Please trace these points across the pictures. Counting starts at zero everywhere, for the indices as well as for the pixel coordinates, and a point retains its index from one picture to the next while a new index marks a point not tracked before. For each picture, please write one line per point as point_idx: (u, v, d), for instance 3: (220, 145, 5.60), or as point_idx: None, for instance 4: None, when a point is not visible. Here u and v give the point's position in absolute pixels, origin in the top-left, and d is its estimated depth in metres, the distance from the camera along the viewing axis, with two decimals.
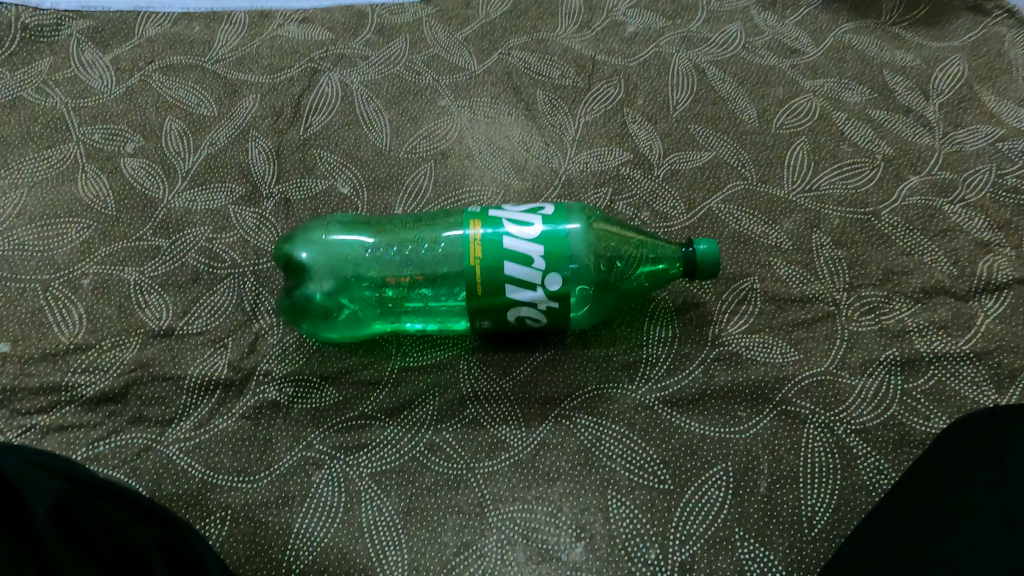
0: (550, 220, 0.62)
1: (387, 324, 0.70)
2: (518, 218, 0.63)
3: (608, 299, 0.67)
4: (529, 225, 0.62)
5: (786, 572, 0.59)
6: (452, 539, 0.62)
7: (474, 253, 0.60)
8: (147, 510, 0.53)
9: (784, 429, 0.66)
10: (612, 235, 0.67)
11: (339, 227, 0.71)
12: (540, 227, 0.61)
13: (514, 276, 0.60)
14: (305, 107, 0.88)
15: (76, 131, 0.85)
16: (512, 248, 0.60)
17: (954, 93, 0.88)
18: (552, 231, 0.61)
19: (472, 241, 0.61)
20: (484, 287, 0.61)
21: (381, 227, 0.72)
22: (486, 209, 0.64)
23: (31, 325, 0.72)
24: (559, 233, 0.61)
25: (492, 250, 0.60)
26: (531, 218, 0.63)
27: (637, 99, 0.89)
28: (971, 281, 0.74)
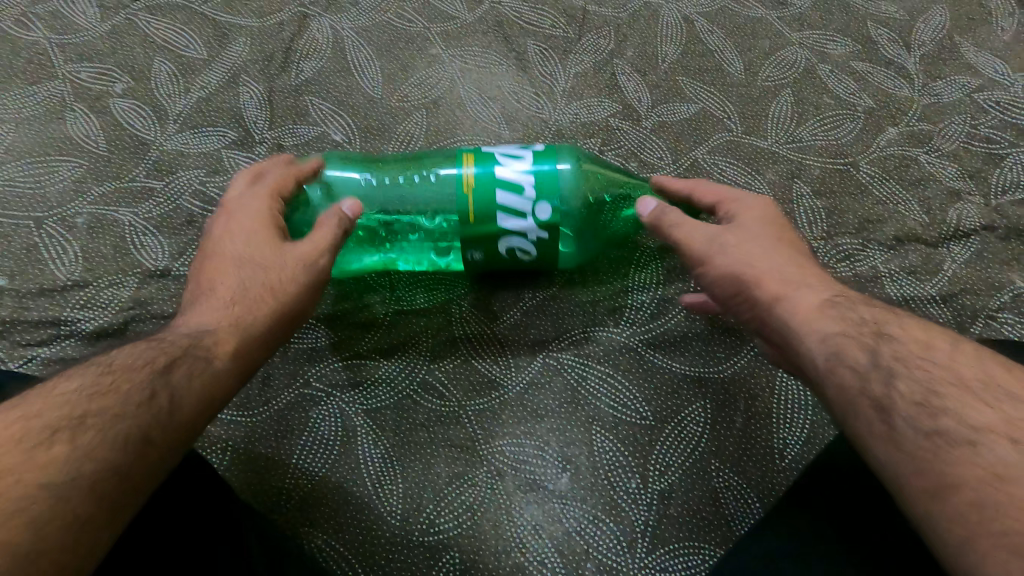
0: (541, 155, 0.64)
1: (380, 259, 0.72)
2: (510, 153, 0.64)
3: (595, 236, 0.69)
4: (522, 158, 0.64)
5: (757, 499, 0.64)
6: (445, 470, 0.65)
7: (466, 183, 0.62)
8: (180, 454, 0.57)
9: (760, 368, 0.70)
10: (601, 175, 0.69)
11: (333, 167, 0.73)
12: (532, 160, 0.63)
13: (506, 204, 0.62)
14: (295, 52, 0.87)
15: (62, 69, 0.85)
16: (504, 177, 0.62)
17: (935, 45, 0.90)
18: (544, 163, 0.63)
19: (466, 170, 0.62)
20: (475, 215, 0.62)
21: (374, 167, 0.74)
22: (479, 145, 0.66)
23: (27, 262, 0.74)
24: (550, 165, 0.63)
25: (484, 179, 0.62)
26: (523, 153, 0.64)
27: (626, 50, 0.90)
28: (941, 229, 0.78)
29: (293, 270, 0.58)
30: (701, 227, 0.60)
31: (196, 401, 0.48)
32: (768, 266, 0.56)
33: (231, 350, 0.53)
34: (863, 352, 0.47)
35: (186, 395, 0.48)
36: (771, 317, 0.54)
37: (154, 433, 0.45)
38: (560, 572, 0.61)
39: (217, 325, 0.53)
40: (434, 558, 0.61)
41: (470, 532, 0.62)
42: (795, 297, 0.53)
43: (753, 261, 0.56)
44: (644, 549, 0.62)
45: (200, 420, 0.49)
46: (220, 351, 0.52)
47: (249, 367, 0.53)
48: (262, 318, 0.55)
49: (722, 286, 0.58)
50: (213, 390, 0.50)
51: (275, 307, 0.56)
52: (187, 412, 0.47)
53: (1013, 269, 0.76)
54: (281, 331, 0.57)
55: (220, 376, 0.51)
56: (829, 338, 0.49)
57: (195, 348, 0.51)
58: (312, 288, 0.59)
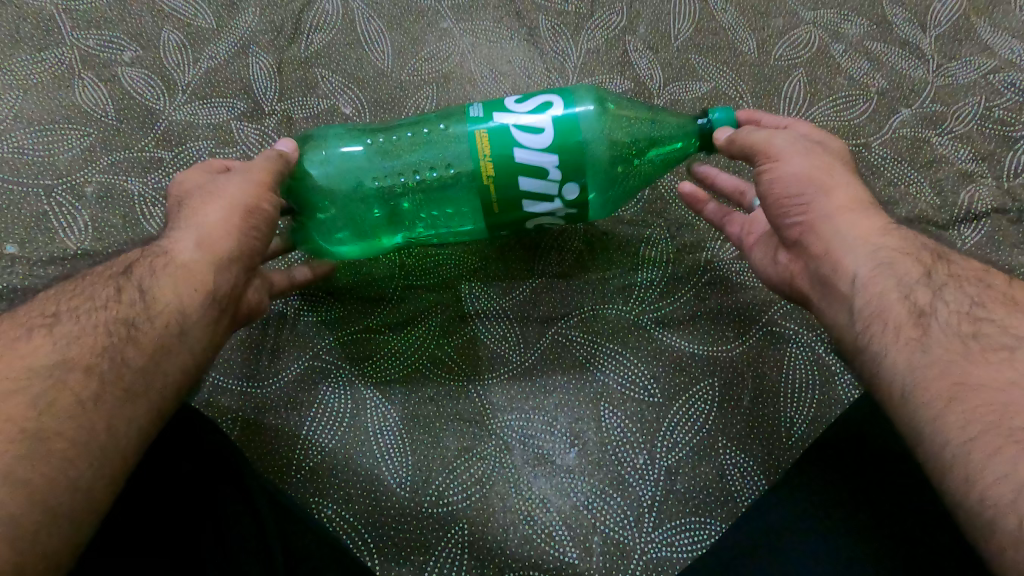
0: (561, 122, 0.59)
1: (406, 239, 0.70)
2: (527, 124, 0.59)
3: (630, 186, 0.65)
4: (539, 129, 0.59)
5: (761, 474, 0.65)
6: (454, 443, 0.66)
7: (486, 173, 0.60)
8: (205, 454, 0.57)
9: (769, 348, 0.70)
10: (629, 112, 0.63)
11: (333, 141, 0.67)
12: (550, 131, 0.59)
13: (529, 189, 0.61)
14: (304, 23, 0.87)
15: (70, 36, 0.84)
16: (526, 161, 0.59)
17: (951, 24, 0.89)
18: (566, 133, 0.59)
19: (485, 159, 0.59)
20: (500, 205, 0.61)
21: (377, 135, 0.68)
22: (490, 113, 0.61)
23: (38, 230, 0.74)
24: (573, 134, 0.59)
25: (504, 168, 0.59)
26: (541, 121, 0.59)
27: (639, 26, 0.89)
28: (952, 211, 0.78)
29: (248, 178, 0.57)
30: (783, 138, 0.59)
31: (174, 294, 0.51)
32: (840, 180, 0.57)
33: (195, 245, 0.53)
34: (918, 266, 0.52)
35: (162, 290, 0.51)
36: (823, 223, 0.55)
37: (139, 333, 0.49)
38: (567, 544, 0.62)
39: (184, 225, 0.55)
40: (442, 529, 0.62)
41: (478, 503, 0.63)
42: (854, 217, 0.55)
43: (825, 172, 0.57)
44: (650, 524, 0.62)
45: (186, 311, 0.51)
46: (188, 247, 0.53)
47: (225, 258, 0.54)
48: (220, 212, 0.55)
49: (787, 184, 0.57)
50: (191, 279, 0.52)
51: (229, 201, 0.56)
52: (166, 306, 0.51)
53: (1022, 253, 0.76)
54: (256, 222, 0.56)
55: (194, 266, 0.53)
56: (881, 252, 0.53)
57: (167, 249, 0.54)
58: (266, 188, 0.57)
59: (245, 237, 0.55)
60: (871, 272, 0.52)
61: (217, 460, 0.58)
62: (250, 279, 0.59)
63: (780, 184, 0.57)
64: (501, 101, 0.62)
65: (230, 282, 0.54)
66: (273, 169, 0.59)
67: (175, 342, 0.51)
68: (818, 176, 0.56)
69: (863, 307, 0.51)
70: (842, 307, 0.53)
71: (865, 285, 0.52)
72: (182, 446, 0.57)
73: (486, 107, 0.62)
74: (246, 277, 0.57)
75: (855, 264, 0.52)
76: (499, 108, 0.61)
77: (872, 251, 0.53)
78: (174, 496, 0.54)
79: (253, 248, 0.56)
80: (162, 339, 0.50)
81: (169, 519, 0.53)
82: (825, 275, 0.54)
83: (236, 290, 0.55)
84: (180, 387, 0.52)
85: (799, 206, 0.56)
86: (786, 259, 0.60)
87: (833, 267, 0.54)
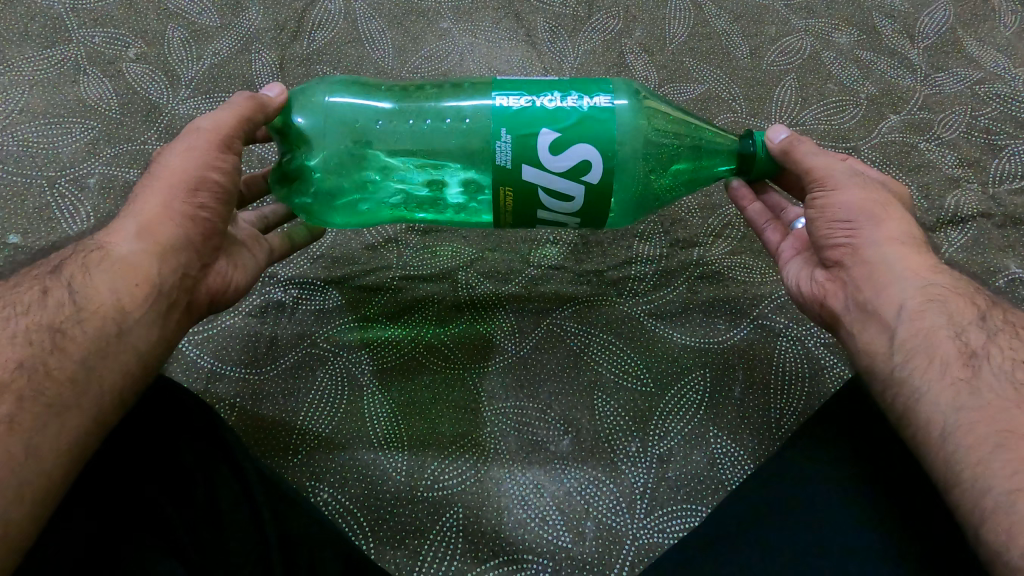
0: (592, 190, 0.56)
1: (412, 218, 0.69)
2: (556, 185, 0.56)
3: (655, 206, 0.62)
4: (565, 194, 0.56)
5: (752, 462, 0.65)
6: (449, 429, 0.67)
7: (503, 222, 0.60)
8: (201, 427, 0.57)
9: (760, 340, 0.71)
10: (664, 127, 0.60)
11: (337, 143, 0.60)
12: (580, 201, 0.57)
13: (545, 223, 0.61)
14: (307, 24, 0.88)
15: (76, 34, 0.85)
16: (545, 214, 0.59)
17: (938, 37, 0.91)
18: (591, 198, 0.57)
19: (500, 211, 0.58)
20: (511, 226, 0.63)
21: (390, 141, 0.60)
22: (519, 163, 0.55)
23: (39, 220, 0.75)
24: (601, 198, 0.57)
25: (521, 218, 0.59)
26: (571, 185, 0.56)
27: (635, 30, 0.91)
28: (939, 214, 0.80)
29: (196, 146, 0.54)
30: (841, 166, 0.58)
31: (109, 289, 0.50)
32: (896, 215, 0.56)
33: (135, 233, 0.52)
34: (973, 309, 0.52)
35: (97, 289, 0.50)
36: (869, 251, 0.54)
37: (67, 340, 0.48)
38: (561, 528, 0.62)
39: (131, 211, 0.53)
40: (438, 512, 0.63)
41: (472, 487, 0.64)
42: (907, 251, 0.54)
43: (881, 205, 0.56)
44: (643, 510, 0.63)
45: (124, 309, 0.50)
46: (130, 238, 0.52)
47: (168, 246, 0.52)
48: (164, 195, 0.53)
49: (839, 213, 0.56)
50: (131, 272, 0.51)
51: (172, 180, 0.53)
52: (100, 304, 0.50)
53: (1008, 255, 0.78)
54: (202, 200, 0.54)
55: (135, 259, 0.51)
56: (929, 290, 0.52)
57: (107, 242, 0.52)
58: (217, 146, 0.55)
59: (196, 220, 0.54)
60: (919, 306, 0.52)
61: (208, 429, 0.57)
62: (212, 265, 0.57)
63: (832, 207, 0.56)
64: (534, 139, 0.54)
65: (178, 270, 0.53)
66: (226, 120, 0.56)
67: (114, 342, 0.50)
68: (875, 207, 0.56)
69: (906, 338, 0.51)
70: (880, 332, 0.53)
71: (911, 318, 0.51)
72: (168, 420, 0.57)
73: (514, 146, 0.54)
74: (202, 261, 0.55)
75: (902, 295, 0.52)
76: (530, 157, 0.55)
77: (923, 285, 0.52)
78: (164, 466, 0.55)
79: (206, 231, 0.54)
80: (95, 342, 0.49)
81: (160, 490, 0.54)
82: (864, 302, 0.54)
83: (188, 280, 0.54)
84: (126, 390, 0.50)
85: (847, 230, 0.56)
86: (822, 277, 0.58)
87: (877, 292, 0.53)
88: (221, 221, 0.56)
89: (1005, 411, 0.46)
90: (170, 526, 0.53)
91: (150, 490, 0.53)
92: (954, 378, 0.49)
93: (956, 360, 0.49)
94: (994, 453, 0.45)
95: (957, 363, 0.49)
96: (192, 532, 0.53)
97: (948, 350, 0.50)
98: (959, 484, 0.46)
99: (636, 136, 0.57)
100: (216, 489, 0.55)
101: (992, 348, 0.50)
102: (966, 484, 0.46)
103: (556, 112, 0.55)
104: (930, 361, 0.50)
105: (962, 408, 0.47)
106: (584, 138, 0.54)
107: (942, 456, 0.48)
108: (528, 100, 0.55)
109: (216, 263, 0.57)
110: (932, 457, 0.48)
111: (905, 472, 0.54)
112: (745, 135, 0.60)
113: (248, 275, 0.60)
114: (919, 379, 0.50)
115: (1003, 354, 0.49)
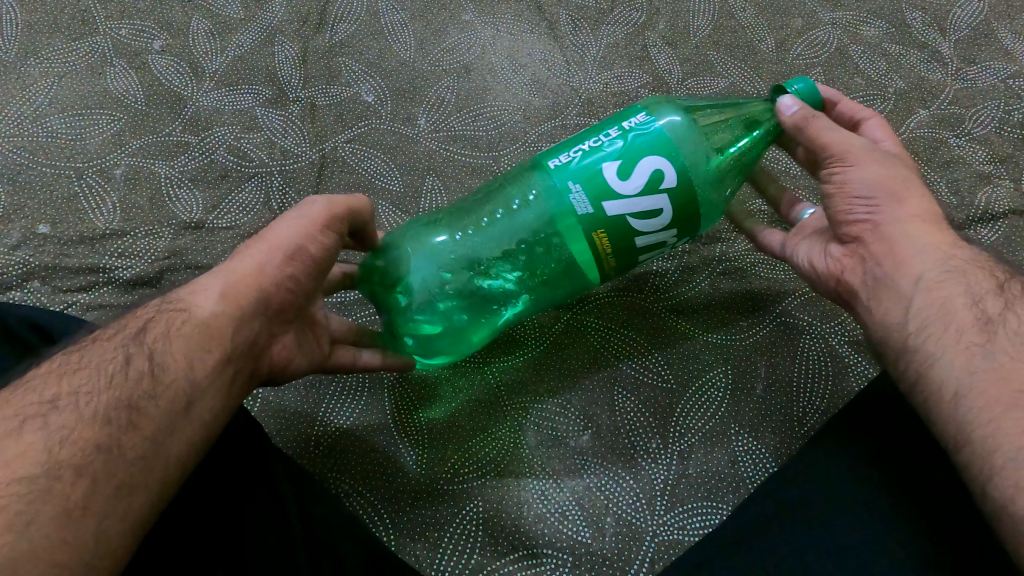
0: (676, 192, 0.54)
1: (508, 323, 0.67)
2: (641, 206, 0.54)
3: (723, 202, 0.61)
4: (654, 210, 0.54)
5: (774, 462, 0.65)
6: (468, 424, 0.67)
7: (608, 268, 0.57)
8: (254, 481, 0.55)
9: (784, 337, 0.70)
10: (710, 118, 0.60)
11: (424, 263, 0.61)
12: (670, 211, 0.55)
13: (647, 254, 0.59)
14: (330, 16, 0.88)
15: (102, 26, 0.86)
16: (643, 242, 0.57)
17: (971, 29, 0.89)
18: (679, 207, 0.55)
19: (604, 258, 0.56)
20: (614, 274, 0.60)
21: (476, 248, 0.62)
22: (597, 203, 0.54)
23: (68, 210, 0.76)
24: (688, 201, 0.55)
25: (623, 257, 0.57)
26: (655, 200, 0.54)
27: (658, 23, 0.90)
28: (969, 211, 0.78)
29: (298, 224, 0.53)
30: (857, 140, 0.57)
31: (184, 354, 0.46)
32: (916, 194, 0.55)
33: (218, 296, 0.49)
34: (991, 279, 0.51)
35: (172, 355, 0.46)
36: (889, 226, 0.54)
37: (141, 415, 0.43)
38: (580, 523, 0.62)
39: (220, 272, 0.51)
40: (457, 506, 0.63)
41: (492, 484, 0.64)
42: (928, 227, 0.53)
43: (901, 181, 0.55)
44: (662, 506, 0.63)
45: (195, 377, 0.46)
46: (212, 299, 0.49)
47: (245, 311, 0.49)
48: (258, 258, 0.51)
49: (863, 189, 0.55)
50: (205, 339, 0.47)
51: (271, 243, 0.52)
52: (174, 370, 0.45)
53: None
54: (292, 270, 0.52)
55: (212, 321, 0.48)
56: (949, 264, 0.51)
57: (184, 303, 0.49)
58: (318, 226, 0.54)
59: (278, 286, 0.52)
60: (937, 277, 0.51)
61: (231, 454, 0.55)
62: (279, 334, 0.54)
63: (850, 184, 0.56)
64: (598, 171, 0.54)
65: (248, 337, 0.50)
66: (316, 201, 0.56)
67: (182, 412, 0.45)
68: (894, 184, 0.55)
69: (921, 306, 0.51)
70: (895, 303, 0.52)
71: (929, 288, 0.51)
72: (228, 476, 0.54)
73: (587, 191, 0.54)
74: (270, 329, 0.53)
75: (921, 267, 0.51)
76: (605, 193, 0.53)
77: (943, 259, 0.52)
78: (199, 501, 0.52)
79: (286, 301, 0.53)
80: (169, 414, 0.44)
81: (208, 533, 0.50)
82: (883, 272, 0.53)
83: (255, 346, 0.51)
84: (191, 457, 0.46)
85: (866, 206, 0.55)
86: (838, 253, 0.58)
87: (896, 264, 0.52)
88: (301, 292, 0.54)
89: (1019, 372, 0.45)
90: (237, 554, 0.50)
91: (204, 559, 0.49)
92: (969, 343, 0.48)
93: (972, 325, 0.48)
94: (1007, 413, 0.44)
95: (973, 330, 0.48)
96: (261, 558, 0.51)
97: (964, 316, 0.49)
98: (968, 446, 0.45)
99: (691, 141, 0.56)
100: (258, 524, 0.53)
101: (1009, 314, 0.49)
102: (977, 443, 0.44)
103: (607, 142, 0.55)
104: (945, 326, 0.49)
105: (978, 371, 0.46)
106: (646, 152, 0.54)
107: (954, 418, 0.46)
108: (569, 155, 0.56)
109: (282, 336, 0.55)
110: (943, 422, 0.47)
111: (918, 456, 0.53)
112: (777, 89, 0.60)
113: (305, 359, 0.58)
114: (933, 345, 0.49)
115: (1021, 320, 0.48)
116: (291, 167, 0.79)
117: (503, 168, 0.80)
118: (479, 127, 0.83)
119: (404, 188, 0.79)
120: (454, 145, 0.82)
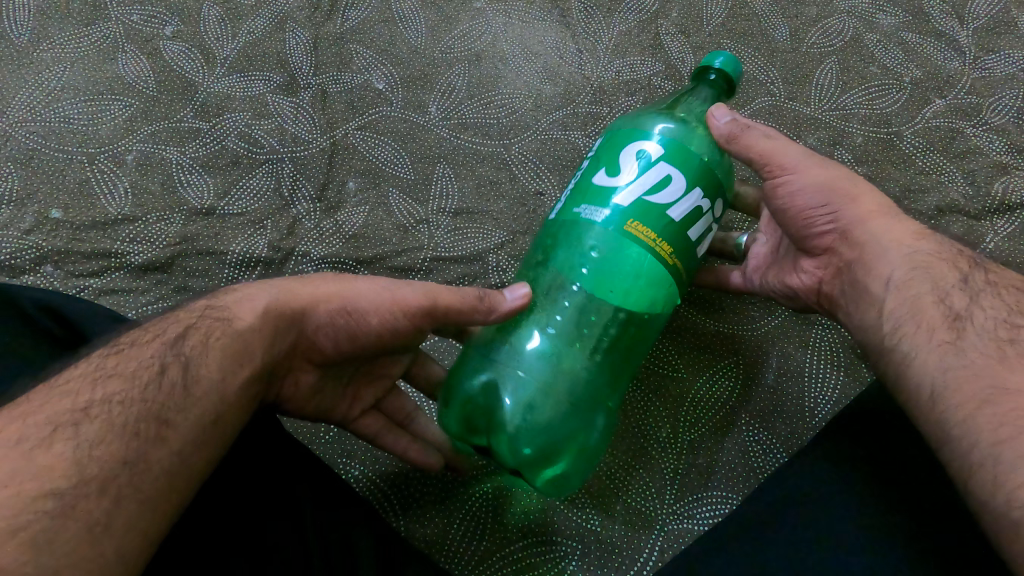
0: (671, 160, 0.53)
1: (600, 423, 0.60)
2: (648, 184, 0.52)
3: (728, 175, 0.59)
4: (663, 181, 0.52)
5: (784, 452, 0.65)
6: None
7: (668, 252, 0.52)
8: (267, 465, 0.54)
9: (795, 327, 0.70)
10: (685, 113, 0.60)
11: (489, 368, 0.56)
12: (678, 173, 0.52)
13: (696, 230, 0.55)
14: (341, 2, 0.88)
15: (114, 11, 0.86)
16: (679, 216, 0.53)
17: (989, 17, 0.88)
18: (684, 168, 0.53)
19: (657, 245, 0.52)
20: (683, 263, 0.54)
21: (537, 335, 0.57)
22: (605, 205, 0.53)
23: (80, 196, 0.76)
24: (691, 167, 0.53)
25: (674, 237, 0.52)
26: (658, 174, 0.52)
27: (672, 11, 0.89)
28: (985, 202, 0.77)
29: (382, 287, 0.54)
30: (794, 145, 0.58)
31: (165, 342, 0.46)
32: (865, 187, 0.57)
33: (260, 310, 0.49)
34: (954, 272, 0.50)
35: (207, 369, 0.45)
36: (857, 229, 0.55)
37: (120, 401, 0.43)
38: (589, 513, 0.62)
39: (272, 288, 0.52)
40: (466, 492, 0.63)
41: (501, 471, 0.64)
42: (889, 221, 0.55)
43: (848, 180, 0.57)
44: (672, 496, 0.63)
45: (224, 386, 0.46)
46: (254, 312, 0.49)
47: (275, 332, 0.50)
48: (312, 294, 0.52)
49: (816, 194, 0.57)
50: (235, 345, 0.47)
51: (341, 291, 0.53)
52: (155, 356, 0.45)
53: None
54: (339, 327, 0.53)
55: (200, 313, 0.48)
56: (914, 258, 0.52)
57: (228, 312, 0.49)
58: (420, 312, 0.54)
59: (317, 331, 0.53)
60: (905, 276, 0.51)
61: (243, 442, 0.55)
62: (295, 371, 0.55)
63: (799, 194, 0.57)
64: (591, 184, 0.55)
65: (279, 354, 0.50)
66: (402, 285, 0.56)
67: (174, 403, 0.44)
68: (841, 183, 0.56)
69: (893, 308, 0.51)
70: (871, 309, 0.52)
71: (898, 289, 0.51)
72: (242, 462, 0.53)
73: (598, 204, 0.53)
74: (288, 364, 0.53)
75: (889, 267, 0.52)
76: (609, 194, 0.53)
77: (909, 256, 0.52)
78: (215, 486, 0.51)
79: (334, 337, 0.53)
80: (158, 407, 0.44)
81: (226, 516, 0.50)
82: (860, 277, 0.54)
83: (281, 363, 0.51)
84: None
85: (828, 214, 0.56)
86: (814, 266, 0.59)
87: (867, 269, 0.53)
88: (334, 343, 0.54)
89: (992, 368, 0.44)
90: (258, 534, 0.50)
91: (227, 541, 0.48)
92: (940, 341, 0.47)
93: (941, 324, 0.48)
94: (980, 409, 0.42)
95: (943, 327, 0.47)
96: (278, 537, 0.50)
97: (933, 315, 0.48)
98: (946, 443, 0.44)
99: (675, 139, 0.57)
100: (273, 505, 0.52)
101: (975, 311, 0.48)
102: (954, 438, 0.43)
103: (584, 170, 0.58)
104: (917, 327, 0.48)
105: (949, 368, 0.45)
106: (620, 150, 0.55)
107: (932, 416, 0.45)
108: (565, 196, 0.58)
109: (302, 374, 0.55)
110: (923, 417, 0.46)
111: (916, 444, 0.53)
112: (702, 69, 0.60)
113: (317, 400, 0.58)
114: (908, 344, 0.48)
115: (986, 313, 0.47)
116: (302, 154, 0.79)
117: (514, 156, 0.80)
118: (489, 114, 0.82)
119: (415, 175, 0.79)
120: (465, 133, 0.81)
